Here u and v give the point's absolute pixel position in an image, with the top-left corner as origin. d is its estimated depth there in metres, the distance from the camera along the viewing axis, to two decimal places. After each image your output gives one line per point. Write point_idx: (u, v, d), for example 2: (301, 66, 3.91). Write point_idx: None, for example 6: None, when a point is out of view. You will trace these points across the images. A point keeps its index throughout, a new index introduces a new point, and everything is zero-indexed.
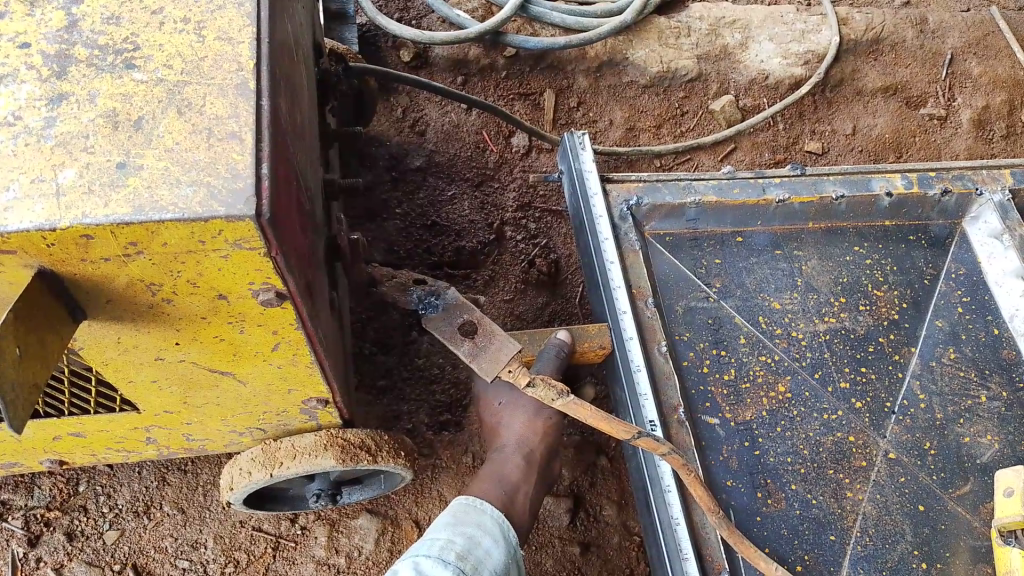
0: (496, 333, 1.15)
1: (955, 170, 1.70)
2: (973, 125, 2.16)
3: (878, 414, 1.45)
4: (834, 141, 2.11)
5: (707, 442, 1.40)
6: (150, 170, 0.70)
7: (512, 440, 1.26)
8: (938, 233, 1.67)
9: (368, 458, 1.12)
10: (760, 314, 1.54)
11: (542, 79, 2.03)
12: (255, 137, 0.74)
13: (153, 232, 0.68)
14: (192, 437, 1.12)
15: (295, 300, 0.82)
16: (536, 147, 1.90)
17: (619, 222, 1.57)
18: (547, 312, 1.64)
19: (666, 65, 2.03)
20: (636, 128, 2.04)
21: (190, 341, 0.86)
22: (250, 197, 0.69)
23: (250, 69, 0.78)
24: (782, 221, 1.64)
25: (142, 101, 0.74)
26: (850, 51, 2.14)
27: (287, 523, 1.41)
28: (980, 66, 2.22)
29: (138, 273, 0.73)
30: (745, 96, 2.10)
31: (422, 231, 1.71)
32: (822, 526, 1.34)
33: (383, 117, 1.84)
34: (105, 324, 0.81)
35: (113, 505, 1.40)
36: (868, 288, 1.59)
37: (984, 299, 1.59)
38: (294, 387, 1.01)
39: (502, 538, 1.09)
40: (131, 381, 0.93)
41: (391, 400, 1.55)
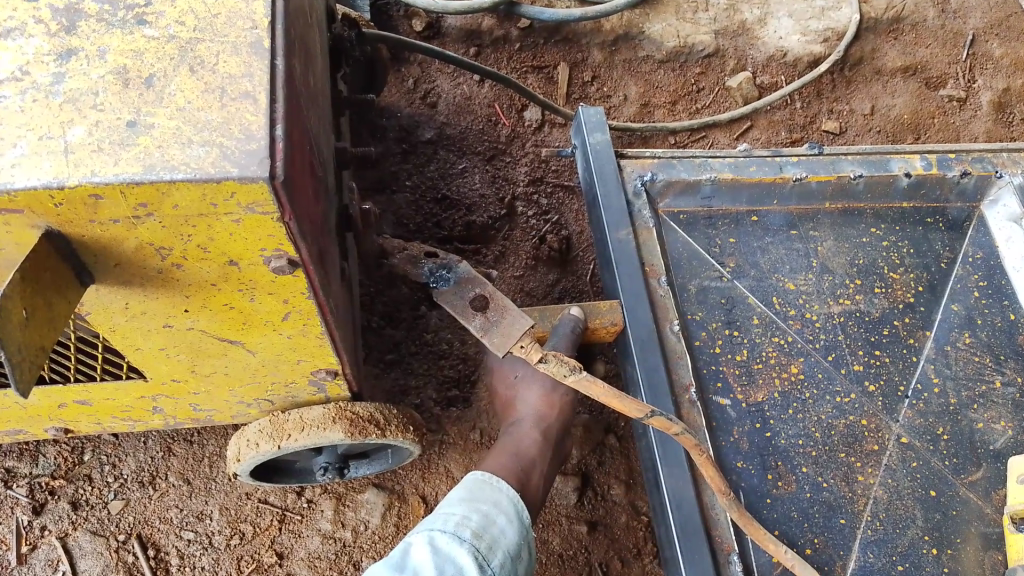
0: (508, 309, 1.13)
1: (975, 153, 1.68)
2: (993, 108, 2.12)
3: (892, 398, 1.43)
4: (852, 122, 2.07)
5: (718, 423, 1.39)
6: (162, 129, 0.68)
7: (525, 415, 1.24)
8: (956, 216, 1.65)
9: (377, 432, 1.11)
10: (774, 295, 1.52)
11: (555, 53, 1.99)
12: (270, 98, 0.71)
13: (163, 193, 0.66)
14: (199, 407, 1.10)
15: (307, 268, 0.80)
16: (550, 121, 1.86)
17: (632, 199, 1.55)
18: (557, 288, 1.62)
19: (682, 40, 2.00)
20: (650, 104, 1.99)
21: (198, 308, 0.84)
22: (264, 158, 0.67)
23: (264, 27, 0.75)
24: (798, 201, 1.61)
25: (153, 58, 0.71)
26: (870, 30, 2.10)
27: (293, 495, 1.40)
28: (1002, 48, 2.18)
29: (148, 236, 0.71)
30: (762, 73, 2.06)
31: (432, 204, 1.68)
32: (832, 509, 1.33)
33: (394, 88, 1.81)
34: (113, 289, 0.79)
35: (119, 474, 1.40)
36: (884, 270, 1.57)
37: (1001, 284, 1.57)
38: (304, 358, 0.99)
39: (516, 518, 1.07)
40: (139, 349, 0.92)
41: (399, 374, 1.53)
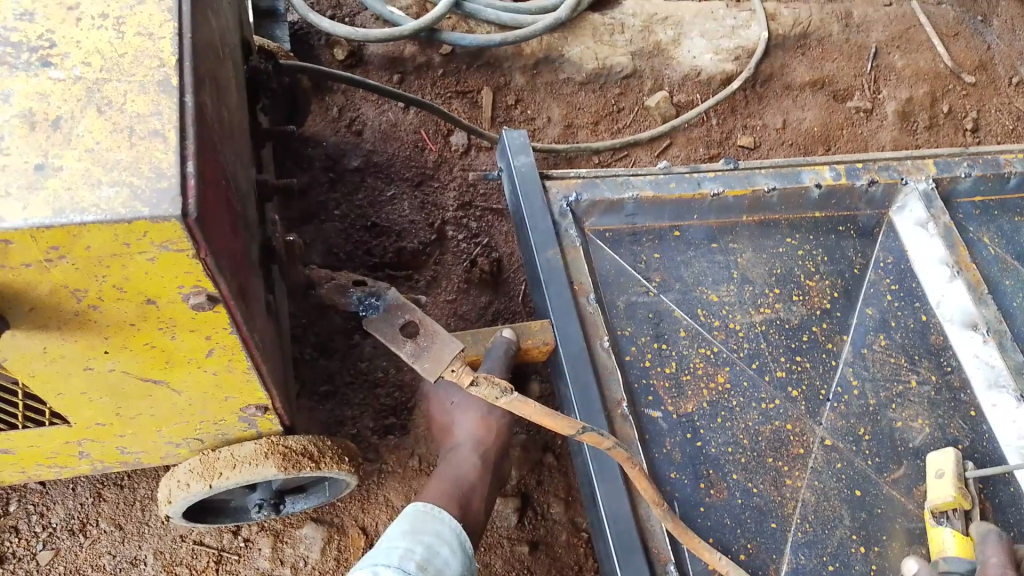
0: (438, 333, 1.14)
1: (881, 162, 1.77)
2: (899, 116, 2.23)
3: (814, 401, 1.49)
4: (766, 135, 2.14)
5: (650, 435, 1.42)
6: (70, 171, 0.67)
7: (464, 439, 1.25)
8: (866, 223, 1.73)
9: (310, 465, 1.11)
10: (699, 307, 1.57)
11: (478, 77, 2.02)
12: (179, 134, 0.71)
13: (74, 235, 0.66)
14: (127, 449, 1.08)
15: (229, 304, 0.80)
16: (476, 145, 1.89)
17: (559, 219, 1.59)
18: (490, 311, 1.64)
19: (600, 62, 2.05)
20: (573, 125, 2.04)
21: (119, 349, 0.83)
22: (175, 195, 0.67)
23: (171, 65, 0.75)
24: (717, 215, 1.67)
25: (60, 101, 0.71)
26: (779, 46, 2.20)
27: (229, 535, 1.37)
28: (903, 59, 2.30)
29: (61, 278, 0.71)
30: (679, 92, 2.12)
31: (362, 232, 1.69)
32: (763, 514, 1.38)
33: (319, 118, 1.81)
34: (29, 334, 0.78)
35: (47, 523, 1.35)
36: (801, 278, 1.64)
37: (912, 286, 1.66)
38: (231, 394, 0.98)
39: (458, 548, 1.08)
40: (59, 393, 0.90)
41: (335, 406, 1.53)
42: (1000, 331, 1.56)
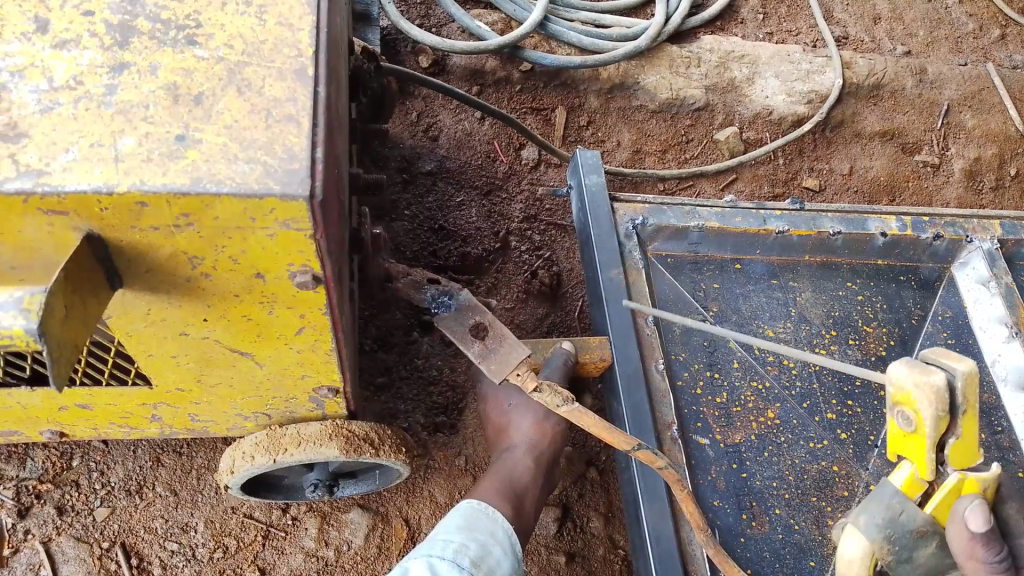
0: (506, 337, 1.18)
1: (948, 218, 1.78)
2: (964, 175, 2.24)
3: (862, 446, 1.50)
4: (832, 180, 2.16)
5: (696, 461, 1.43)
6: (209, 144, 0.72)
7: (520, 441, 1.28)
8: (928, 275, 1.74)
9: (370, 451, 1.14)
10: (754, 340, 1.58)
11: (554, 96, 2.06)
12: (312, 122, 0.75)
13: (207, 205, 0.70)
14: (198, 417, 1.12)
15: (328, 285, 0.84)
16: (545, 161, 1.93)
17: (624, 240, 1.62)
18: (546, 323, 1.66)
19: (675, 93, 2.07)
20: (642, 151, 2.07)
21: (217, 318, 0.87)
22: (305, 177, 0.71)
23: (308, 56, 0.79)
24: (780, 252, 1.69)
25: (202, 78, 0.76)
26: (851, 94, 2.20)
27: (279, 512, 1.40)
28: (974, 119, 2.29)
29: (183, 245, 0.75)
30: (748, 129, 2.15)
31: (429, 234, 1.73)
32: (803, 551, 1.38)
33: (399, 120, 1.86)
34: (139, 294, 0.82)
35: (106, 482, 1.39)
36: (859, 323, 1.64)
37: (969, 342, 1.65)
38: (309, 373, 1.02)
39: (510, 549, 1.12)
40: (151, 354, 0.94)
41: (389, 398, 1.56)
42: None
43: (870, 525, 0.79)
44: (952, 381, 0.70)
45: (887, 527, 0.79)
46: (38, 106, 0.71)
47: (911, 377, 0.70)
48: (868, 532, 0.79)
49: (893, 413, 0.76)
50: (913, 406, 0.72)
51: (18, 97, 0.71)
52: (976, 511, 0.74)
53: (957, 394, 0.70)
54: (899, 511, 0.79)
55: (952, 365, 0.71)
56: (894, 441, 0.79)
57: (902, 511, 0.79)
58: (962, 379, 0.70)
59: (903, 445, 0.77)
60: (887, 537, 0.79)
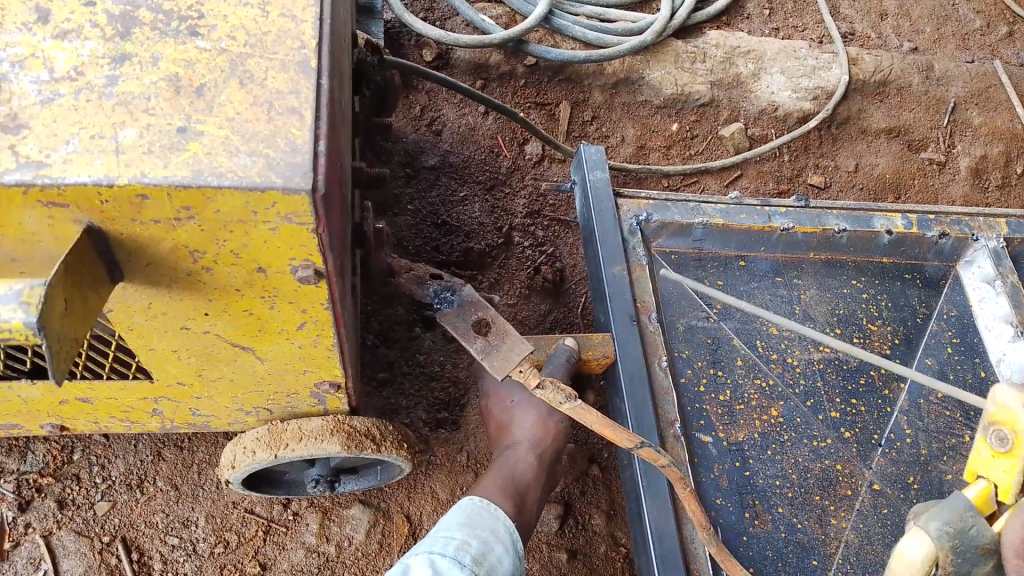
0: (509, 334, 1.17)
1: (953, 216, 1.77)
2: (971, 172, 2.23)
3: (866, 445, 1.49)
4: (837, 177, 2.15)
5: (699, 459, 1.42)
6: (211, 137, 0.71)
7: (523, 438, 1.28)
8: (933, 274, 1.73)
9: (372, 447, 1.13)
10: (758, 338, 1.57)
11: (558, 91, 2.05)
12: (315, 115, 0.74)
13: (208, 198, 0.69)
14: (199, 412, 1.11)
15: (331, 280, 0.83)
16: (549, 156, 1.92)
17: (628, 236, 1.60)
18: (549, 319, 1.65)
19: (680, 88, 2.06)
20: (646, 147, 2.06)
21: (218, 312, 0.86)
22: (308, 170, 0.70)
23: (311, 47, 0.78)
24: (784, 249, 1.68)
25: (204, 69, 0.75)
26: (857, 90, 2.19)
27: (280, 507, 1.40)
28: (981, 116, 2.28)
29: (184, 238, 0.74)
30: (753, 125, 2.14)
31: (432, 228, 1.72)
32: (805, 550, 1.37)
33: (402, 114, 1.85)
34: (140, 288, 0.81)
35: (107, 476, 1.39)
36: (863, 321, 1.63)
37: (974, 341, 1.64)
38: (311, 368, 1.01)
39: (511, 547, 1.11)
40: (152, 348, 0.93)
41: (390, 394, 1.55)
42: None
43: (940, 531, 0.74)
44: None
45: (956, 538, 0.74)
46: (38, 97, 0.71)
47: (1021, 397, 0.76)
48: (937, 538, 0.74)
49: (985, 434, 0.81)
50: (1014, 424, 0.77)
51: (18, 88, 0.71)
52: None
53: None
54: (972, 524, 0.75)
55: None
56: (977, 459, 0.83)
57: (973, 525, 0.75)
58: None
59: (988, 464, 0.81)
60: (954, 547, 0.74)
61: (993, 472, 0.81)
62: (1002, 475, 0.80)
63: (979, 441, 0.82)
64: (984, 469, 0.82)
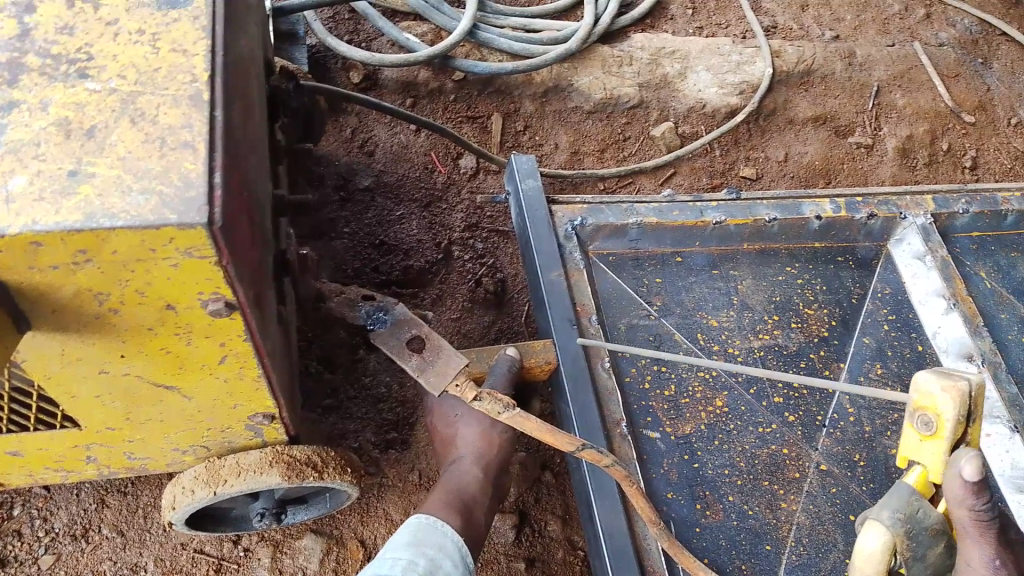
0: (444, 348, 1.18)
1: (880, 197, 1.82)
2: (898, 153, 2.28)
3: (810, 427, 1.52)
4: (768, 168, 2.19)
5: (648, 455, 1.44)
6: (103, 178, 0.71)
7: (468, 450, 1.29)
8: (864, 255, 1.77)
9: (313, 475, 1.13)
10: (698, 331, 1.60)
11: (489, 103, 2.07)
12: (209, 147, 0.75)
13: (103, 240, 0.69)
14: (134, 456, 1.10)
15: (245, 312, 0.83)
16: (484, 168, 1.93)
17: (564, 241, 1.62)
18: (493, 330, 1.66)
19: (609, 92, 2.10)
20: (580, 152, 2.08)
21: (135, 353, 0.86)
22: (203, 205, 0.70)
23: (204, 80, 0.79)
24: (719, 242, 1.71)
25: (94, 111, 0.75)
26: (782, 82, 2.25)
27: (230, 544, 1.39)
28: (904, 98, 2.35)
29: (86, 282, 0.74)
30: (683, 124, 2.17)
31: (370, 250, 1.72)
32: (758, 536, 1.40)
33: (333, 137, 1.86)
34: (50, 334, 0.81)
35: (50, 528, 1.37)
36: (800, 307, 1.67)
37: (908, 317, 1.69)
38: (240, 402, 1.01)
39: (460, 562, 1.12)
40: (73, 396, 0.93)
41: (336, 420, 1.56)
42: (995, 362, 1.61)
43: (893, 520, 0.75)
44: (971, 389, 0.76)
45: (908, 523, 0.76)
46: None
47: (938, 383, 0.76)
48: (892, 527, 0.75)
49: (910, 419, 0.80)
50: (936, 408, 0.76)
51: None
52: (970, 462, 0.72)
53: (974, 400, 0.76)
54: (918, 509, 0.76)
55: (966, 375, 0.77)
56: (906, 446, 0.81)
57: (920, 509, 0.76)
58: (976, 389, 0.76)
59: (916, 450, 0.80)
60: (907, 533, 0.76)
61: (922, 458, 0.80)
62: (931, 459, 0.79)
63: (904, 427, 0.81)
64: (913, 455, 0.81)
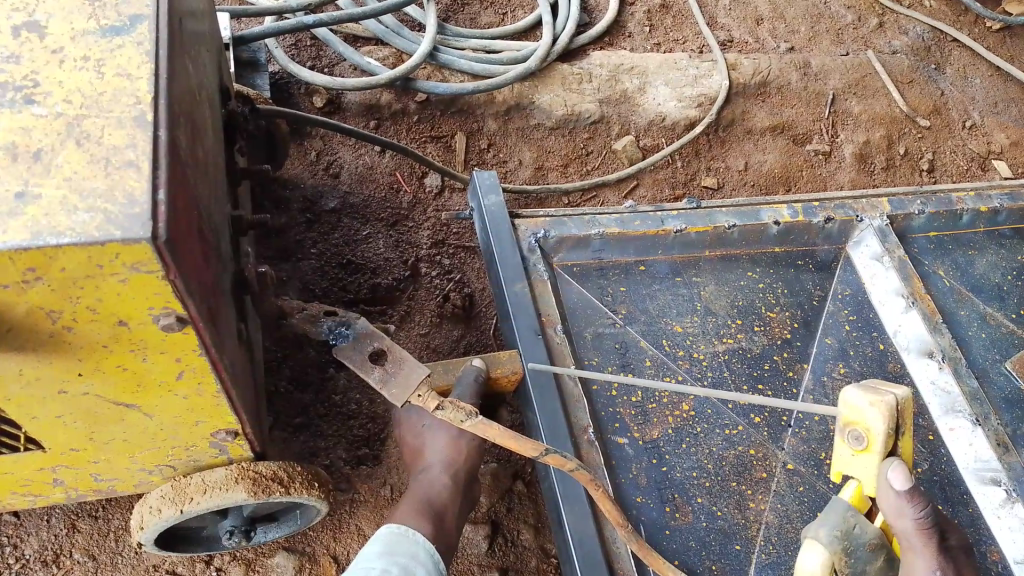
0: (406, 360, 1.20)
1: (837, 201, 1.86)
2: (856, 158, 2.35)
3: (776, 427, 1.54)
4: (728, 177, 2.24)
5: (617, 461, 1.46)
6: (49, 199, 0.73)
7: (438, 458, 1.29)
8: (824, 258, 1.81)
9: (280, 490, 1.14)
10: (663, 337, 1.62)
11: (453, 123, 2.10)
12: (152, 166, 0.77)
13: (51, 257, 0.71)
14: (101, 477, 1.11)
15: (197, 326, 0.85)
16: (449, 186, 1.97)
17: (528, 254, 1.65)
18: (462, 343, 1.70)
19: (570, 108, 2.14)
20: (544, 168, 2.13)
21: (92, 371, 0.88)
22: (147, 221, 0.72)
23: (147, 102, 0.81)
24: (680, 250, 1.74)
25: (41, 135, 0.77)
26: (739, 94, 2.31)
27: (202, 564, 1.39)
28: (859, 105, 2.42)
29: (37, 300, 0.76)
30: (645, 137, 2.22)
31: (338, 269, 1.74)
32: (727, 536, 1.41)
33: (297, 160, 1.88)
34: (6, 355, 0.82)
35: (20, 555, 1.37)
36: (762, 310, 1.70)
37: (869, 317, 1.73)
38: (202, 418, 1.02)
39: (432, 569, 1.14)
40: (34, 417, 0.94)
41: (308, 437, 1.57)
42: (954, 358, 1.65)
43: (830, 537, 0.85)
44: (896, 402, 0.82)
45: (844, 539, 0.85)
46: None
47: (866, 399, 0.81)
48: (829, 544, 0.84)
49: (842, 435, 0.86)
50: (864, 423, 0.82)
51: None
52: (897, 471, 0.81)
53: (900, 414, 0.82)
54: (855, 525, 0.85)
55: (892, 389, 0.83)
56: (840, 461, 0.87)
57: (855, 524, 0.86)
58: (902, 402, 0.82)
59: (850, 463, 0.86)
60: (844, 549, 0.85)
61: (856, 471, 0.86)
62: (865, 472, 0.85)
63: (838, 443, 0.87)
64: (848, 469, 0.87)
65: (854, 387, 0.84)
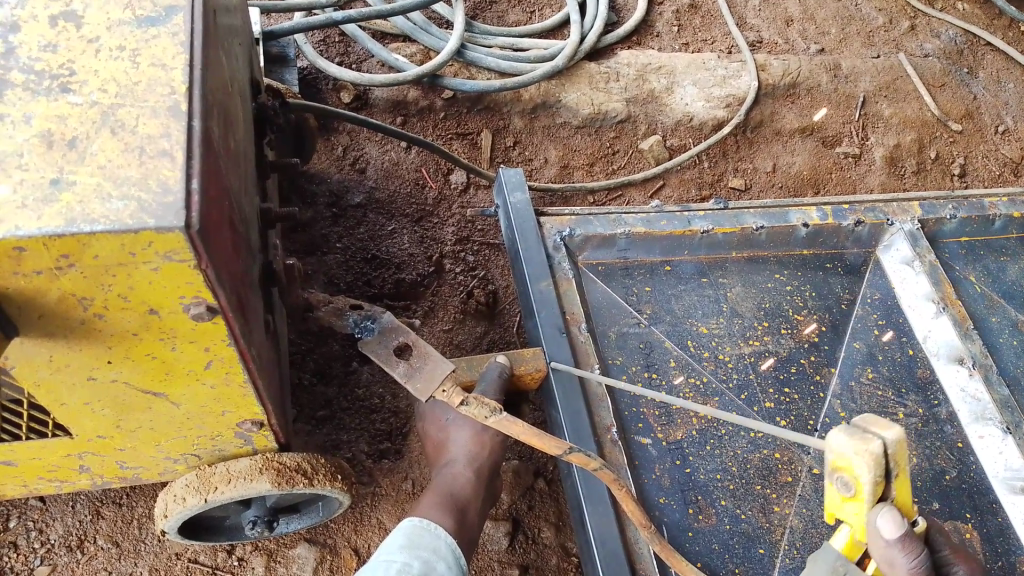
0: (430, 355, 1.20)
1: (867, 203, 1.83)
2: (886, 162, 2.32)
3: (802, 431, 1.52)
4: (757, 178, 2.22)
5: (640, 461, 1.45)
6: (83, 185, 0.74)
7: (461, 453, 1.29)
8: (853, 261, 1.79)
9: (304, 481, 1.14)
10: (688, 338, 1.61)
11: (478, 120, 2.11)
12: (185, 155, 0.77)
13: (85, 245, 0.72)
14: (127, 465, 1.12)
15: (227, 316, 0.85)
16: (474, 184, 1.98)
17: (553, 252, 1.64)
18: (485, 340, 1.69)
19: (596, 107, 2.13)
20: (570, 166, 2.12)
21: (121, 359, 0.88)
22: (179, 210, 0.73)
23: (182, 92, 0.82)
24: (707, 250, 1.73)
25: (76, 123, 0.78)
26: (768, 95, 2.29)
27: (224, 554, 1.40)
28: (890, 108, 2.39)
29: (70, 287, 0.76)
30: (671, 137, 2.22)
31: (363, 264, 1.75)
32: (751, 540, 1.40)
33: (324, 155, 1.89)
34: (38, 341, 0.83)
35: (46, 540, 1.39)
36: (789, 313, 1.68)
37: (898, 321, 1.70)
38: (229, 408, 1.03)
39: (454, 564, 1.13)
40: (64, 404, 0.95)
41: (331, 430, 1.57)
42: (985, 364, 1.61)
43: None
44: (884, 450, 0.75)
45: None
46: None
47: (852, 448, 0.74)
48: None
49: (830, 477, 0.79)
50: (852, 471, 0.76)
51: None
52: (890, 520, 0.77)
53: (889, 460, 0.75)
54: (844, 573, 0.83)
55: (881, 432, 0.75)
56: (830, 501, 0.82)
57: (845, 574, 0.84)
58: (892, 447, 0.75)
59: (839, 506, 0.81)
60: None
61: (846, 513, 0.81)
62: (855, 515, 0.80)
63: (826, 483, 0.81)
64: (837, 510, 0.82)
65: (840, 428, 0.77)
